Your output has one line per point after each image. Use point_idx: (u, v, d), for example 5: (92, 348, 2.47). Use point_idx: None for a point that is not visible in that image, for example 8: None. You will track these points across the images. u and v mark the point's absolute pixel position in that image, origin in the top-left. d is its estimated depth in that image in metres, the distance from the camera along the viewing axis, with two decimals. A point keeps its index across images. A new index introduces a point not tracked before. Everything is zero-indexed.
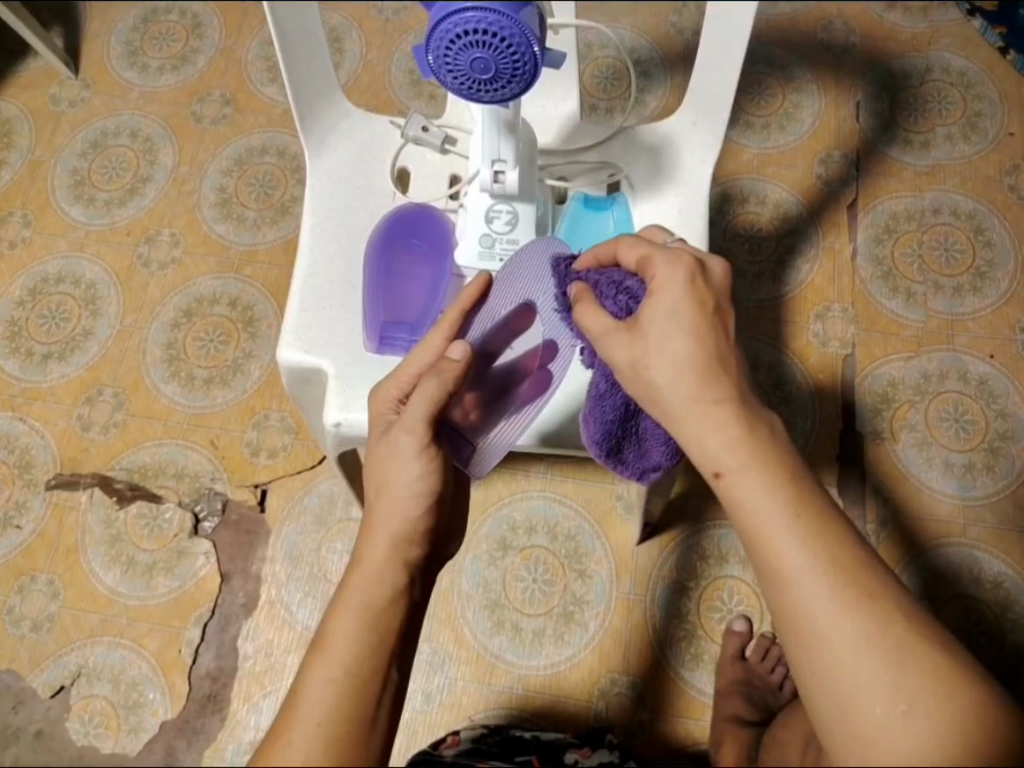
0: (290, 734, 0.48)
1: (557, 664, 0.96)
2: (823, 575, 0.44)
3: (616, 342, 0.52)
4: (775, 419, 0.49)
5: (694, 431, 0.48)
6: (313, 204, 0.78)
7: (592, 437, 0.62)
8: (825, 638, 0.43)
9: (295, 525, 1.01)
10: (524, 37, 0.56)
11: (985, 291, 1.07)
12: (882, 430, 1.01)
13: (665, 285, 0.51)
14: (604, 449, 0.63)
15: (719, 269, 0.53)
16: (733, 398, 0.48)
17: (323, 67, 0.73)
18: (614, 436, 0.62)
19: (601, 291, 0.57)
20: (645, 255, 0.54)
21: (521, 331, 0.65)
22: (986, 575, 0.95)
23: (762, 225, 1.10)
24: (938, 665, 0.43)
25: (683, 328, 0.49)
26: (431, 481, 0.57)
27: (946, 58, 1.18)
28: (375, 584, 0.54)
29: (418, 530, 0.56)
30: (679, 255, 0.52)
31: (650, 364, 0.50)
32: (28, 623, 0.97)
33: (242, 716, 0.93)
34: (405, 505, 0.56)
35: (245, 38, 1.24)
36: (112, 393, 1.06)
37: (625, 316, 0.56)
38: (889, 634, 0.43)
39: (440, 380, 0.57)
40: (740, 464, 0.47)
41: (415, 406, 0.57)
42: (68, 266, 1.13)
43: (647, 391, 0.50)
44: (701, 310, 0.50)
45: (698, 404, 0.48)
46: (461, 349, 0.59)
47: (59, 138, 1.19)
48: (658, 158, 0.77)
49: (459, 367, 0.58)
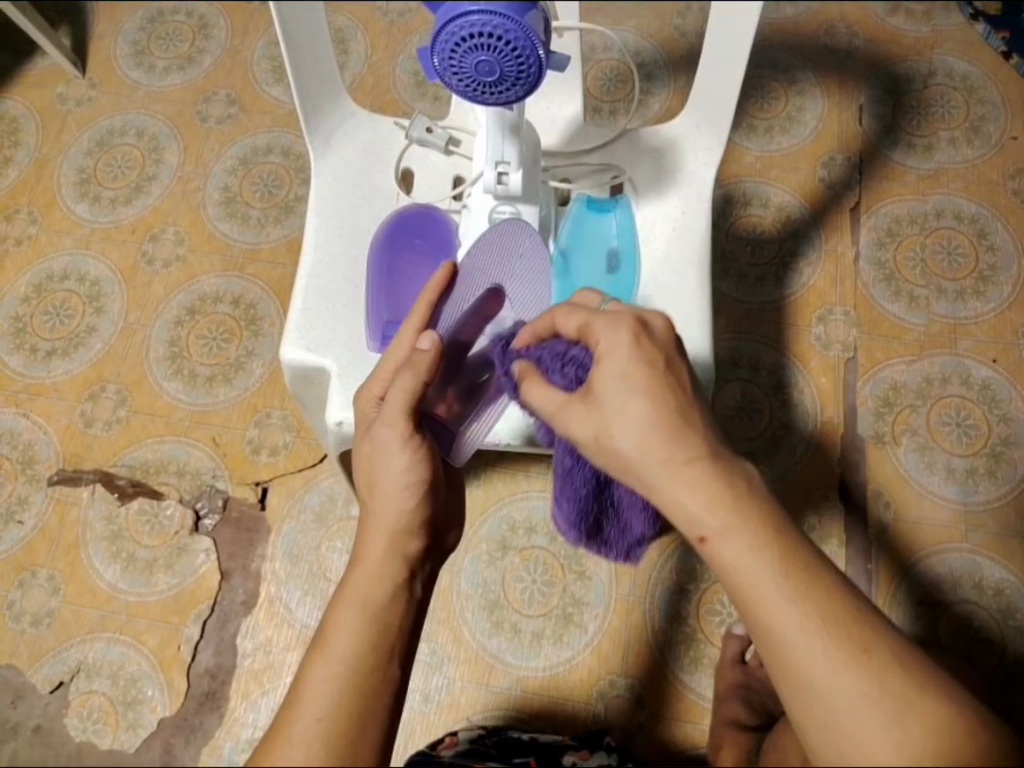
0: (290, 732, 0.48)
1: (555, 665, 0.96)
2: (819, 632, 0.43)
3: (573, 413, 0.52)
4: (751, 470, 0.49)
5: (671, 492, 0.48)
6: (318, 203, 0.78)
7: (569, 521, 0.65)
8: (822, 693, 0.43)
9: (295, 523, 1.01)
10: (528, 40, 0.56)
11: (988, 296, 1.07)
12: (884, 434, 1.01)
13: (610, 350, 0.51)
14: (582, 529, 0.66)
15: (662, 325, 0.53)
16: (704, 455, 0.48)
17: (329, 66, 0.74)
18: (591, 514, 0.65)
19: (545, 364, 0.57)
20: (585, 323, 0.54)
21: (491, 316, 0.67)
22: (987, 583, 0.95)
23: (765, 228, 1.11)
24: (939, 713, 0.42)
25: (636, 390, 0.49)
26: (418, 470, 0.57)
27: (949, 62, 1.18)
28: (376, 580, 0.54)
29: (415, 520, 0.57)
30: (619, 317, 0.52)
31: (611, 432, 0.50)
32: (29, 617, 0.98)
33: (241, 714, 0.93)
34: (399, 498, 0.56)
35: (251, 38, 1.24)
36: (115, 390, 1.07)
37: (576, 385, 0.56)
38: (887, 685, 0.42)
39: (414, 373, 0.58)
40: (722, 527, 0.46)
41: (393, 398, 0.58)
42: (73, 264, 1.13)
43: (615, 458, 0.50)
44: (650, 371, 0.50)
45: (667, 466, 0.48)
46: (430, 339, 0.59)
47: (66, 137, 1.20)
48: (662, 161, 0.77)
49: (431, 357, 0.58)
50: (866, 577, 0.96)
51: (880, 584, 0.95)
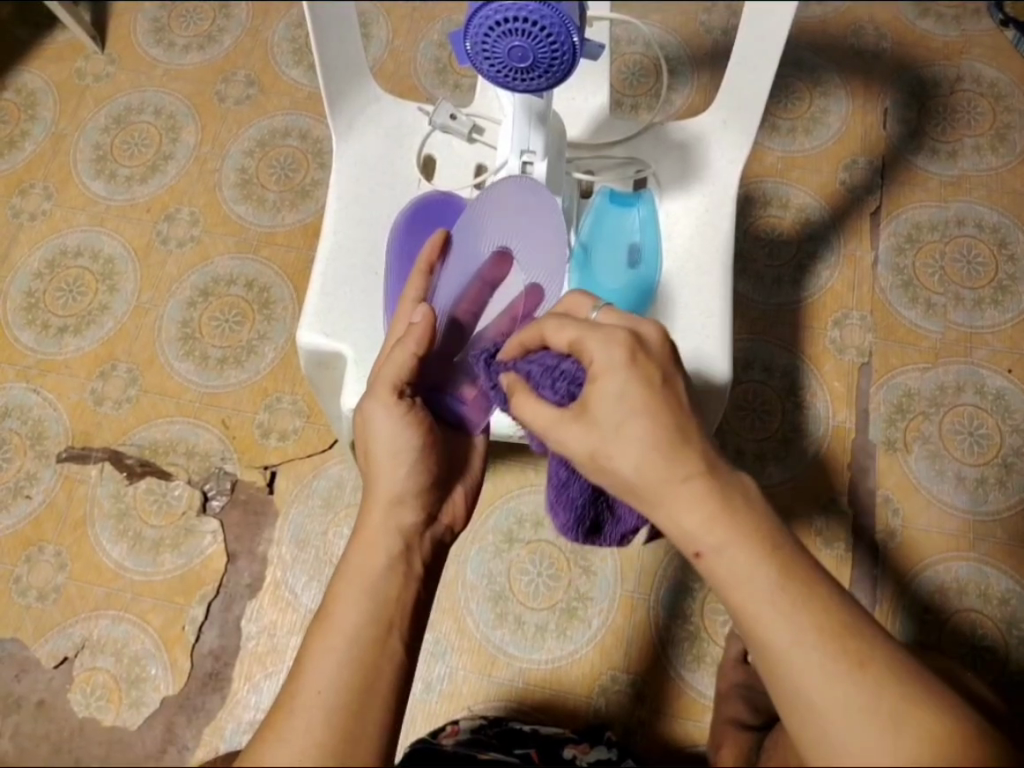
0: (293, 703, 0.47)
1: (557, 658, 0.96)
2: (815, 663, 0.42)
3: (569, 431, 0.51)
4: (747, 480, 0.48)
5: (662, 526, 0.47)
6: (338, 188, 0.78)
7: (566, 522, 0.66)
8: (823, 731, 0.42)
9: (302, 508, 1.01)
10: (563, 27, 0.56)
11: (1006, 305, 1.06)
12: (896, 440, 1.01)
13: (607, 369, 0.50)
14: (580, 533, 0.67)
15: (655, 334, 0.52)
16: (701, 471, 0.47)
17: (355, 50, 0.73)
18: (587, 518, 0.66)
19: (537, 380, 0.57)
20: (576, 338, 0.52)
21: (499, 278, 0.70)
22: (993, 593, 0.95)
23: (784, 228, 1.10)
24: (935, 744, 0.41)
25: (635, 409, 0.48)
26: (405, 435, 0.59)
27: (977, 69, 1.17)
28: (373, 550, 0.54)
29: (408, 487, 0.58)
30: (613, 334, 0.51)
31: (609, 453, 0.49)
32: (35, 593, 0.98)
33: (243, 696, 0.94)
34: (389, 468, 0.58)
35: (273, 19, 1.23)
36: (126, 369, 1.07)
37: (567, 400, 0.55)
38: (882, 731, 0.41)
39: (405, 345, 0.60)
40: (718, 543, 0.45)
41: (383, 369, 0.60)
42: (87, 240, 1.13)
43: (615, 478, 0.50)
44: (649, 388, 0.49)
45: (668, 483, 0.47)
46: (421, 313, 0.62)
47: (83, 113, 1.19)
48: (687, 157, 0.77)
49: (421, 329, 0.61)
50: (872, 582, 0.96)
51: (885, 592, 0.95)
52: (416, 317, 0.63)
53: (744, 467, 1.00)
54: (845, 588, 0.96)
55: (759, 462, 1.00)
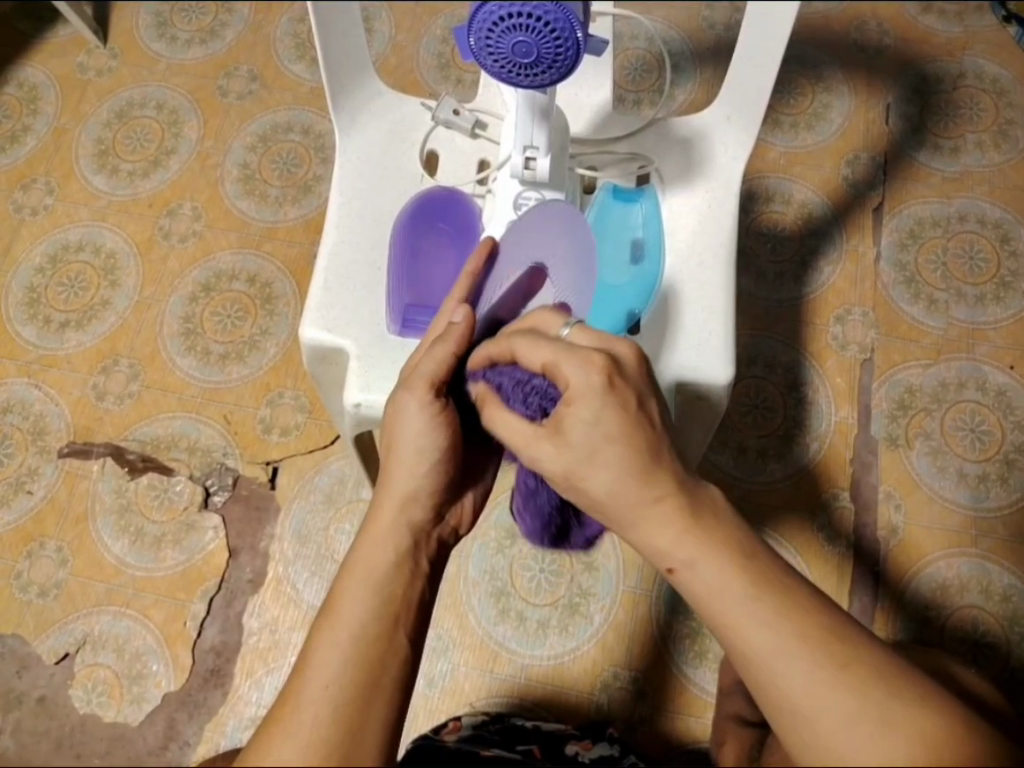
0: (299, 699, 0.47)
1: (559, 654, 0.96)
2: (805, 654, 0.43)
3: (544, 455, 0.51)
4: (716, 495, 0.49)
5: (645, 528, 0.48)
6: (341, 183, 0.78)
7: (532, 528, 0.65)
8: (809, 719, 0.42)
9: (305, 503, 1.01)
10: (568, 22, 0.56)
11: (1008, 301, 1.06)
12: (898, 436, 1.01)
13: (581, 393, 0.48)
14: (547, 539, 0.66)
15: (630, 354, 0.51)
16: (672, 490, 0.48)
17: (358, 43, 0.73)
18: (553, 524, 0.64)
19: (507, 392, 0.55)
20: (551, 359, 0.51)
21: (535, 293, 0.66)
22: (995, 589, 0.95)
23: (786, 226, 1.10)
24: (931, 728, 0.41)
25: (606, 438, 0.48)
26: (437, 434, 0.57)
27: (979, 65, 1.18)
28: (381, 546, 0.54)
29: (426, 485, 0.57)
30: (591, 355, 0.49)
31: (579, 474, 0.49)
32: (36, 588, 0.97)
33: (245, 692, 0.94)
34: (413, 464, 0.57)
35: (275, 15, 1.23)
36: (128, 364, 1.07)
37: (540, 416, 0.53)
38: (874, 718, 0.41)
39: (448, 343, 0.59)
40: (690, 558, 0.46)
41: (420, 365, 0.58)
42: (89, 235, 1.13)
43: (598, 506, 0.49)
44: (623, 414, 0.48)
45: (640, 509, 0.48)
46: (462, 314, 0.60)
47: (85, 107, 1.19)
48: (691, 152, 0.76)
49: (463, 331, 0.59)
50: (874, 581, 0.96)
51: (886, 591, 0.95)
52: (456, 316, 0.61)
53: (745, 464, 1.00)
54: (845, 587, 0.95)
55: (761, 459, 1.00)
